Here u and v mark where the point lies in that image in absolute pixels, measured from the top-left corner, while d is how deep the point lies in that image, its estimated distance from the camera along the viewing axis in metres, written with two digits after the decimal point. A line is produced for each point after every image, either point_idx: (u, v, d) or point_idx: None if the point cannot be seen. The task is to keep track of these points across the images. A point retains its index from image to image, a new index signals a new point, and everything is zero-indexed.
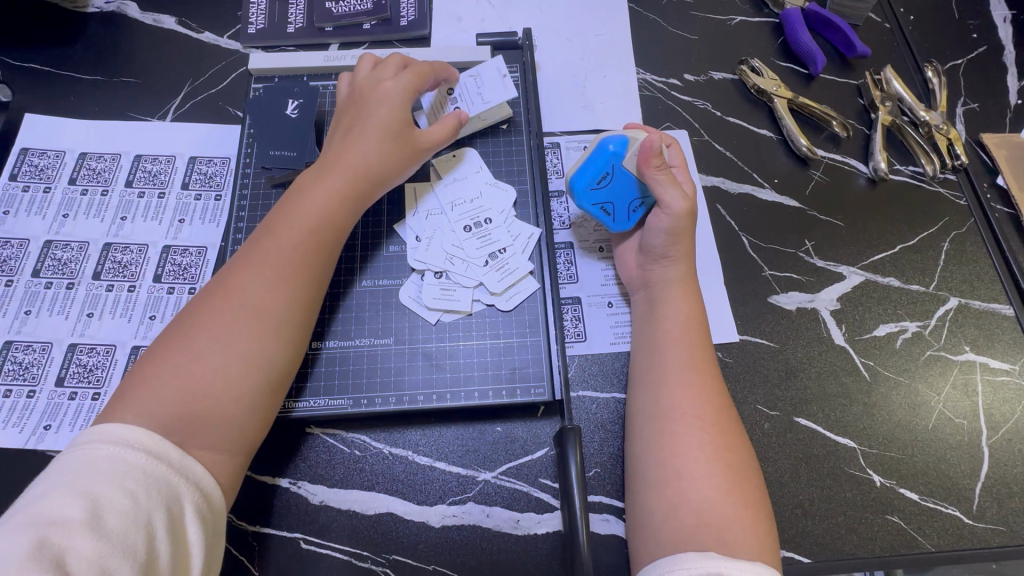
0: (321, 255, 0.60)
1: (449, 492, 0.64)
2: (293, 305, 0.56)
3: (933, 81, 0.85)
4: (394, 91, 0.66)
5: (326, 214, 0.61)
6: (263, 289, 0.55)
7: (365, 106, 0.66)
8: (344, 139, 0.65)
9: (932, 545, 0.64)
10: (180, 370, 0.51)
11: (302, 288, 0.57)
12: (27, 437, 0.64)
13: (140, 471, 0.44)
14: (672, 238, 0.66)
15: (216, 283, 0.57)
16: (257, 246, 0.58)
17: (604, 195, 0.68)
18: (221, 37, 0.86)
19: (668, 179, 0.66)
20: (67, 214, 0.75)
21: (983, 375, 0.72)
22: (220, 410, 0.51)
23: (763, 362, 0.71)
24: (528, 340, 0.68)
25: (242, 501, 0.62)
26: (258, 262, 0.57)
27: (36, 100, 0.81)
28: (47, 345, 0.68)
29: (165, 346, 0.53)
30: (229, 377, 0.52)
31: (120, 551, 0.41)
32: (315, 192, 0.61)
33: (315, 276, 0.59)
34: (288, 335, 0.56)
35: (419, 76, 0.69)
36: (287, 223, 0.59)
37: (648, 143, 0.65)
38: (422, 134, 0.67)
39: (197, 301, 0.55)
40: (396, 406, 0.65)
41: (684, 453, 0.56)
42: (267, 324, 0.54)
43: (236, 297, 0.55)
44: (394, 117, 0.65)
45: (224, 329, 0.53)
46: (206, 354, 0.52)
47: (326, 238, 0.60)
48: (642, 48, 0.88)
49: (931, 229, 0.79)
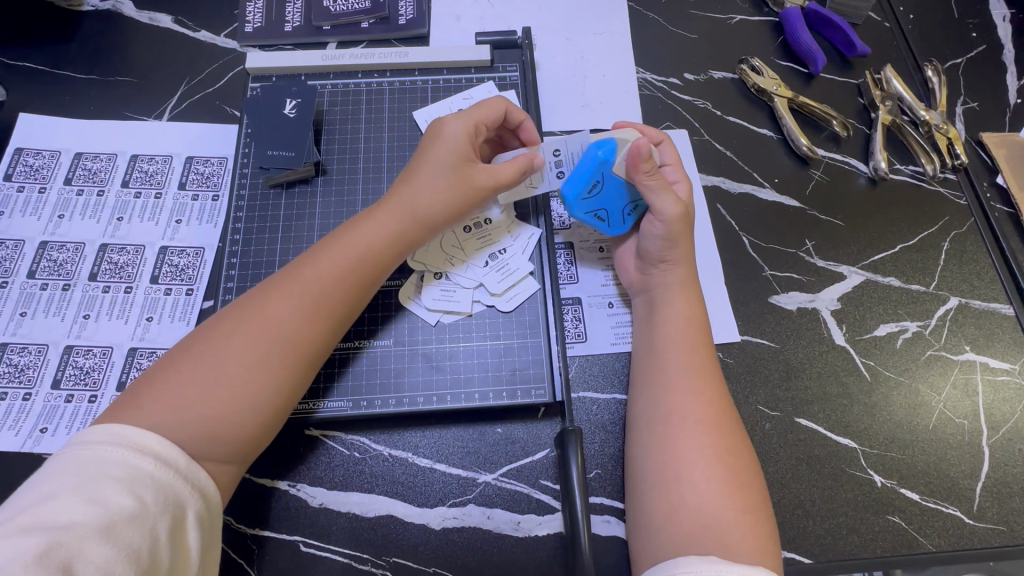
0: (358, 290, 0.59)
1: (449, 495, 0.64)
2: (325, 341, 0.56)
3: (933, 79, 0.85)
4: (457, 128, 0.64)
5: (366, 248, 0.60)
6: (300, 326, 0.54)
7: (428, 142, 0.65)
8: (405, 177, 0.64)
9: (933, 545, 0.64)
10: (204, 390, 0.49)
11: (333, 322, 0.57)
12: (23, 440, 0.64)
13: (146, 475, 0.44)
14: (668, 243, 0.65)
15: (251, 302, 0.55)
16: (292, 271, 0.57)
17: (597, 203, 0.68)
18: (218, 36, 0.85)
19: (660, 182, 0.65)
20: (62, 215, 0.74)
21: (983, 374, 0.72)
22: (238, 433, 0.50)
23: (764, 362, 0.71)
24: (528, 342, 0.68)
25: (240, 504, 0.62)
26: (299, 295, 0.56)
27: (32, 99, 0.80)
28: (43, 347, 0.68)
29: (188, 358, 0.51)
30: (254, 405, 0.51)
31: (126, 555, 0.40)
32: (360, 227, 0.60)
33: (346, 320, 0.58)
34: (312, 368, 0.55)
35: (483, 108, 0.66)
36: (329, 255, 0.58)
37: (635, 148, 0.63)
38: (483, 174, 0.64)
39: (232, 318, 0.54)
40: (395, 408, 0.65)
41: (685, 457, 0.55)
42: (297, 363, 0.54)
43: (270, 323, 0.53)
44: (455, 155, 0.63)
45: (257, 358, 0.52)
46: (235, 380, 0.51)
47: (365, 275, 0.59)
48: (642, 47, 0.88)
49: (932, 229, 0.79)
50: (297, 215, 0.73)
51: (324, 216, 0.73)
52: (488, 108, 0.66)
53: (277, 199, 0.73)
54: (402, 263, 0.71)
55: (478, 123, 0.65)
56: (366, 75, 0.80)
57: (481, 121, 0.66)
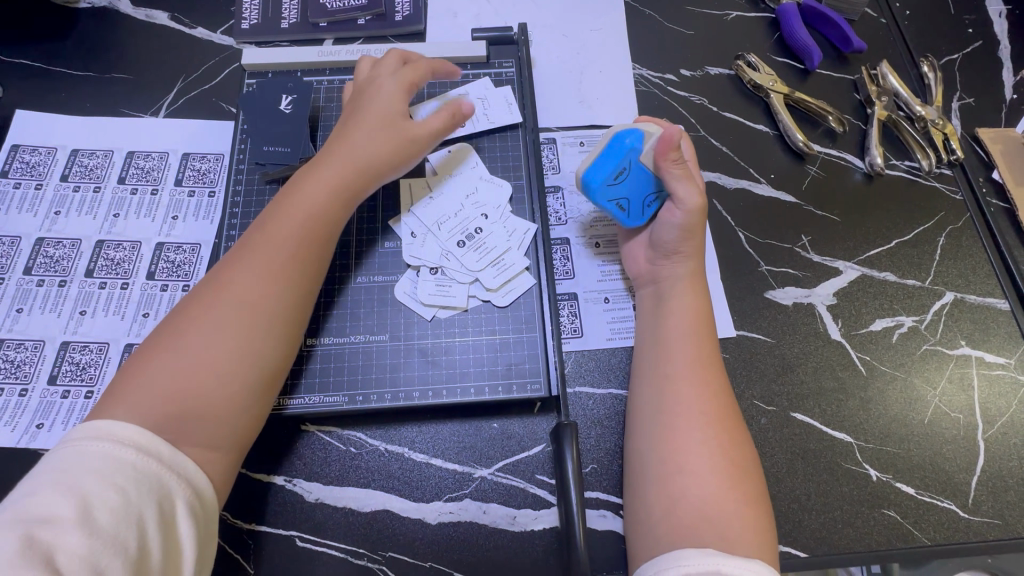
0: (315, 249, 0.60)
1: (445, 489, 0.64)
2: (291, 299, 0.56)
3: (928, 75, 0.85)
4: (392, 84, 0.66)
5: (320, 207, 0.60)
6: (255, 284, 0.55)
7: (363, 101, 0.66)
8: (342, 134, 0.65)
9: (928, 539, 0.65)
10: (173, 365, 0.50)
11: (297, 282, 0.57)
12: (20, 435, 0.64)
13: (129, 466, 0.44)
14: (684, 234, 0.65)
15: (206, 281, 0.56)
16: (248, 242, 0.58)
17: (620, 191, 0.67)
18: (215, 33, 0.85)
19: (684, 172, 0.65)
20: (58, 211, 0.75)
21: (979, 369, 0.72)
22: (215, 408, 0.50)
23: (760, 357, 0.71)
24: (524, 337, 0.68)
25: (236, 499, 0.62)
26: (251, 257, 0.56)
27: (29, 97, 0.80)
28: (39, 343, 0.68)
29: (160, 341, 0.52)
30: (223, 370, 0.51)
31: (111, 547, 0.40)
32: (308, 188, 0.61)
33: (308, 273, 0.58)
34: (282, 327, 0.55)
35: (416, 70, 0.69)
36: (277, 219, 0.59)
37: (666, 136, 0.63)
38: (418, 123, 0.66)
39: (188, 300, 0.55)
40: (391, 403, 0.65)
41: (689, 450, 0.55)
42: (259, 318, 0.54)
43: (229, 291, 0.54)
44: (392, 106, 0.65)
45: (219, 322, 0.52)
46: (201, 348, 0.51)
47: (320, 232, 0.60)
48: (638, 43, 0.88)
49: (929, 224, 0.79)
50: None
51: None
52: (420, 71, 0.69)
53: (273, 194, 0.73)
54: (398, 259, 0.71)
55: (411, 82, 0.68)
56: None
57: (414, 81, 0.68)
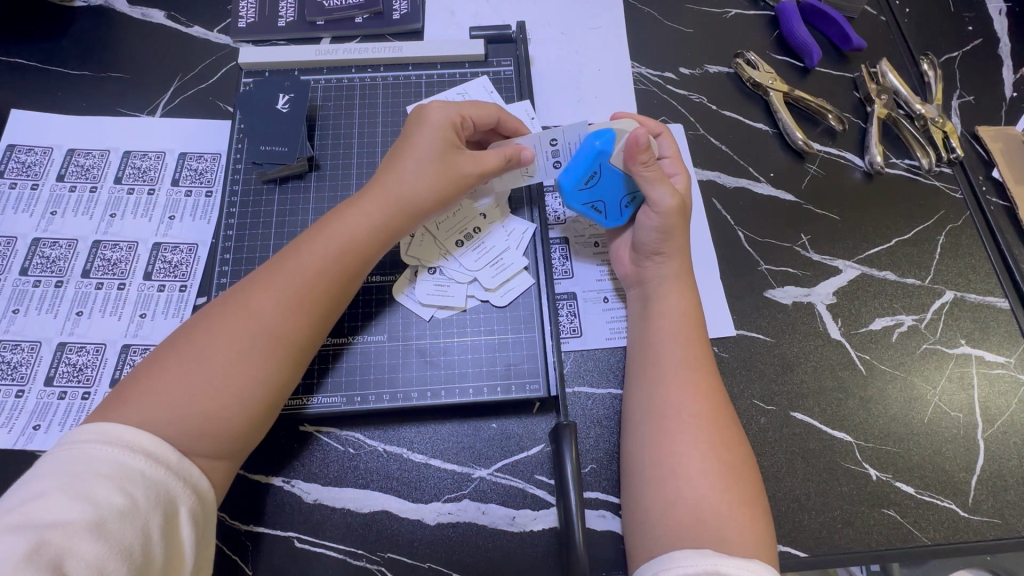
0: (343, 281, 0.59)
1: (444, 490, 0.64)
2: (310, 337, 0.56)
3: (928, 73, 0.84)
4: (443, 115, 0.65)
5: (352, 240, 0.59)
6: (284, 317, 0.54)
7: (411, 128, 0.66)
8: (390, 164, 0.64)
9: (928, 538, 0.64)
10: (190, 388, 0.49)
11: (321, 319, 0.57)
12: (16, 437, 0.63)
13: (137, 472, 0.44)
14: (662, 236, 0.65)
15: (235, 296, 0.55)
16: (277, 265, 0.57)
17: (595, 195, 0.67)
18: (211, 32, 0.85)
19: (656, 174, 0.64)
20: (55, 211, 0.74)
21: (979, 368, 0.72)
22: (227, 427, 0.50)
23: (759, 356, 0.71)
24: (523, 337, 0.68)
25: (234, 499, 0.62)
26: (282, 286, 0.55)
27: (24, 96, 0.80)
28: (36, 344, 0.68)
29: (175, 355, 0.51)
30: (241, 399, 0.51)
31: (117, 552, 0.40)
32: (344, 217, 0.60)
33: (332, 310, 0.58)
34: (299, 360, 0.55)
35: (477, 108, 0.67)
36: (312, 247, 0.58)
37: (634, 138, 0.62)
38: (470, 162, 0.64)
39: (212, 314, 0.54)
40: (390, 404, 0.65)
41: (679, 451, 0.55)
42: (285, 355, 0.54)
43: (256, 318, 0.53)
44: (441, 139, 0.64)
45: (243, 352, 0.52)
46: (223, 376, 0.50)
47: (351, 268, 0.59)
48: (637, 41, 0.88)
49: (927, 223, 0.79)
50: (290, 210, 0.72)
51: (317, 211, 0.73)
52: (477, 108, 0.67)
53: (271, 193, 0.73)
54: (396, 259, 0.71)
55: (466, 116, 0.66)
56: (359, 69, 0.80)
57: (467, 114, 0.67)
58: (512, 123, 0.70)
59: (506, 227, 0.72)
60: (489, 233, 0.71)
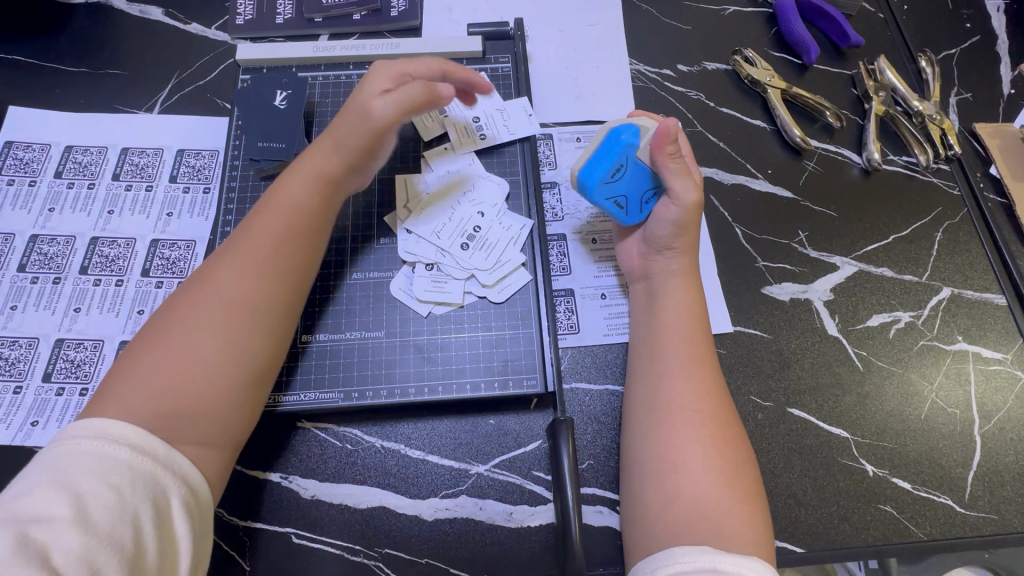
0: (300, 243, 0.59)
1: (442, 486, 0.64)
2: (274, 297, 0.56)
3: (927, 70, 0.84)
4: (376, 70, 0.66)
5: (302, 206, 0.60)
6: (240, 282, 0.55)
7: (348, 100, 0.66)
8: (325, 138, 0.65)
9: (924, 534, 0.65)
10: (159, 369, 0.49)
11: (282, 279, 0.57)
12: (14, 433, 0.63)
13: (125, 466, 0.44)
14: (677, 230, 0.65)
15: (191, 282, 0.55)
16: (230, 244, 0.58)
17: (619, 189, 0.66)
18: (209, 29, 0.85)
19: (680, 167, 0.65)
20: (53, 208, 0.74)
21: (976, 364, 0.72)
22: (206, 407, 0.50)
23: (756, 352, 0.71)
24: (520, 333, 0.68)
25: (232, 495, 0.62)
26: (236, 258, 0.56)
27: (23, 93, 0.80)
28: (34, 340, 0.68)
29: (141, 346, 0.51)
30: (207, 362, 0.51)
31: (107, 547, 0.40)
32: (289, 188, 0.61)
33: (295, 274, 0.58)
34: (268, 321, 0.55)
35: (412, 64, 0.67)
36: (263, 219, 0.59)
37: (663, 128, 0.63)
38: (384, 103, 0.63)
39: (170, 303, 0.54)
40: (387, 400, 0.65)
41: (681, 447, 0.55)
42: (246, 316, 0.54)
43: (211, 289, 0.54)
44: (368, 95, 0.64)
45: (203, 321, 0.52)
46: (185, 346, 0.51)
47: (303, 229, 0.60)
48: (636, 38, 0.88)
49: (925, 219, 0.79)
50: None
51: None
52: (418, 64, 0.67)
53: (269, 190, 0.73)
54: (394, 255, 0.71)
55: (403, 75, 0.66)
56: (358, 66, 0.80)
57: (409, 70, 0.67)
58: (458, 75, 0.69)
59: (503, 223, 0.72)
60: (487, 230, 0.71)
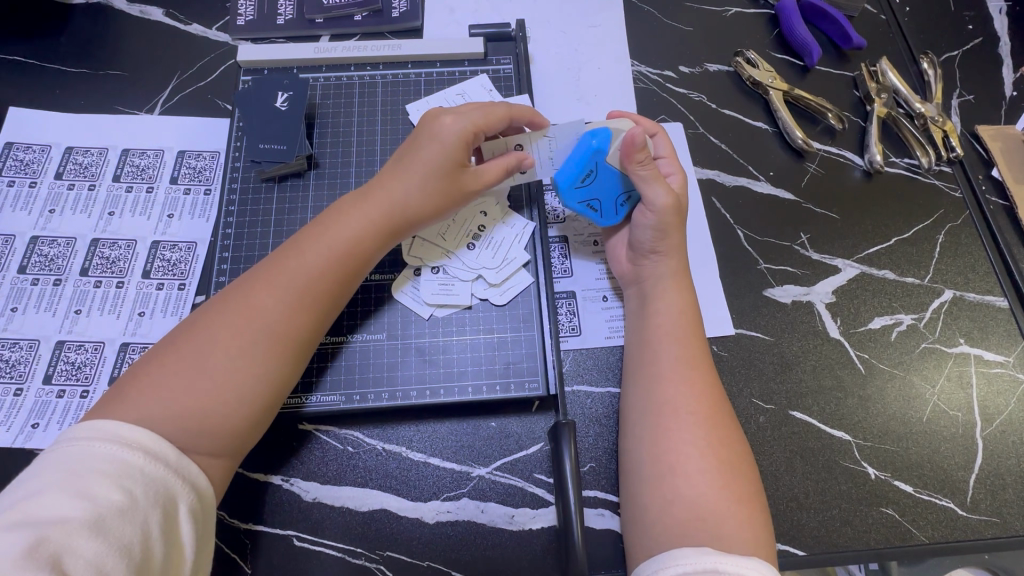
0: (344, 281, 0.59)
1: (443, 488, 0.64)
2: (310, 335, 0.56)
3: (928, 72, 0.84)
4: (456, 129, 0.62)
5: (353, 242, 0.59)
6: (284, 316, 0.54)
7: (421, 138, 0.63)
8: (390, 167, 0.63)
9: (926, 537, 0.65)
10: (189, 385, 0.49)
11: (320, 318, 0.57)
12: (14, 435, 0.63)
13: (136, 469, 0.44)
14: (660, 233, 0.65)
15: (236, 295, 0.55)
16: (278, 265, 0.57)
17: (589, 192, 0.67)
18: (210, 29, 0.85)
19: (653, 174, 0.64)
20: (53, 209, 0.74)
21: (978, 367, 0.72)
22: (227, 424, 0.50)
23: (758, 355, 0.71)
24: (522, 335, 0.68)
25: (233, 498, 0.62)
26: (282, 285, 0.55)
27: (23, 93, 0.80)
28: (35, 342, 0.67)
29: (174, 354, 0.51)
30: (240, 396, 0.51)
31: (115, 550, 0.40)
32: (343, 216, 0.60)
33: (331, 312, 0.58)
34: (300, 358, 0.55)
35: (487, 114, 0.64)
36: (314, 246, 0.58)
37: (631, 138, 0.62)
38: (475, 182, 0.63)
39: (212, 312, 0.54)
40: (389, 402, 0.65)
41: (677, 449, 0.55)
42: (283, 352, 0.54)
43: (257, 316, 0.53)
44: (449, 158, 0.62)
45: (242, 349, 0.52)
46: (222, 373, 0.50)
47: (352, 269, 0.59)
48: (637, 39, 0.87)
49: (926, 221, 0.79)
50: (289, 209, 0.72)
51: (316, 210, 0.73)
52: (489, 114, 0.64)
53: (270, 192, 0.73)
54: (395, 257, 0.70)
55: (477, 128, 0.63)
56: (359, 67, 0.80)
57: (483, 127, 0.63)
58: (522, 118, 0.67)
59: (510, 223, 0.72)
60: (495, 230, 0.71)
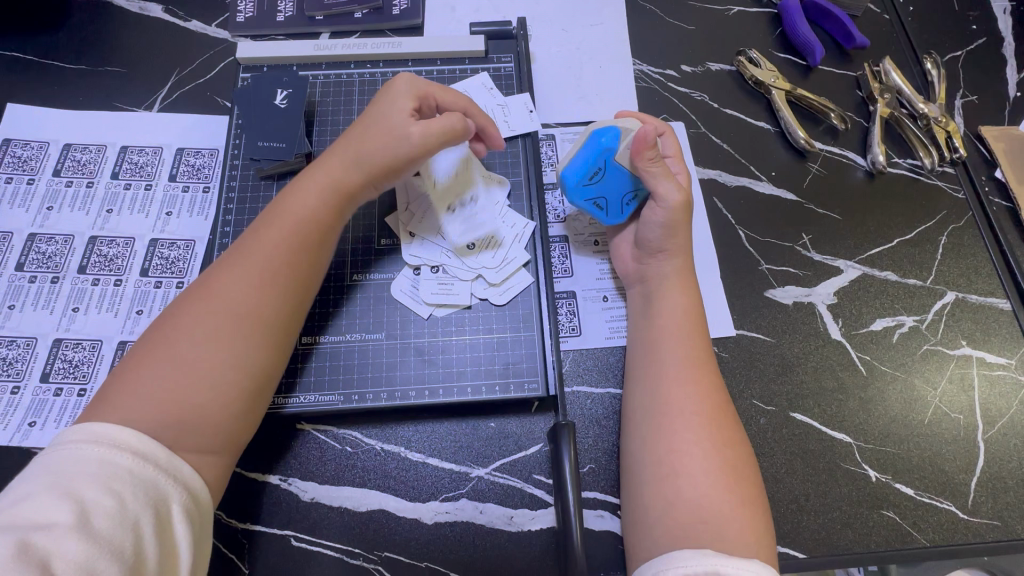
0: (317, 262, 0.58)
1: (442, 489, 0.63)
2: (285, 312, 0.55)
3: (932, 72, 0.84)
4: (408, 92, 0.64)
5: (324, 218, 0.59)
6: (254, 296, 0.54)
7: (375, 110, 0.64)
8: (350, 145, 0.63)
9: (926, 540, 0.64)
10: (167, 378, 0.49)
11: (293, 296, 0.56)
12: (11, 434, 0.63)
13: (126, 472, 0.43)
14: (668, 232, 0.65)
15: (206, 284, 0.55)
16: (247, 250, 0.56)
17: (597, 192, 0.67)
18: (209, 26, 0.84)
19: (662, 171, 0.64)
20: (50, 206, 0.74)
21: (980, 369, 0.71)
22: (211, 419, 0.50)
23: (759, 356, 0.70)
24: (522, 336, 0.67)
25: (230, 498, 0.62)
26: (251, 268, 0.55)
27: (22, 89, 0.79)
28: (32, 340, 0.67)
29: (151, 350, 0.51)
30: (215, 377, 0.50)
31: (107, 552, 0.40)
32: (309, 202, 0.60)
33: (305, 289, 0.57)
34: (279, 337, 0.55)
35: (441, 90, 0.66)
36: (282, 227, 0.58)
37: (641, 134, 0.62)
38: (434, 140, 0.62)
39: (181, 305, 0.54)
40: (387, 403, 0.65)
41: (678, 450, 0.55)
42: (257, 332, 0.53)
43: (227, 301, 0.53)
44: (404, 116, 0.62)
45: (214, 335, 0.51)
46: (197, 360, 0.50)
47: (321, 246, 0.59)
48: (639, 39, 0.87)
49: (929, 222, 0.78)
50: None
51: None
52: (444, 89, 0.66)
53: (269, 190, 0.72)
54: (395, 257, 0.70)
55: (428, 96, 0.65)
56: (359, 65, 0.79)
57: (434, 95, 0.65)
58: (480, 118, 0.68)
59: (509, 220, 0.71)
60: (493, 227, 0.71)
